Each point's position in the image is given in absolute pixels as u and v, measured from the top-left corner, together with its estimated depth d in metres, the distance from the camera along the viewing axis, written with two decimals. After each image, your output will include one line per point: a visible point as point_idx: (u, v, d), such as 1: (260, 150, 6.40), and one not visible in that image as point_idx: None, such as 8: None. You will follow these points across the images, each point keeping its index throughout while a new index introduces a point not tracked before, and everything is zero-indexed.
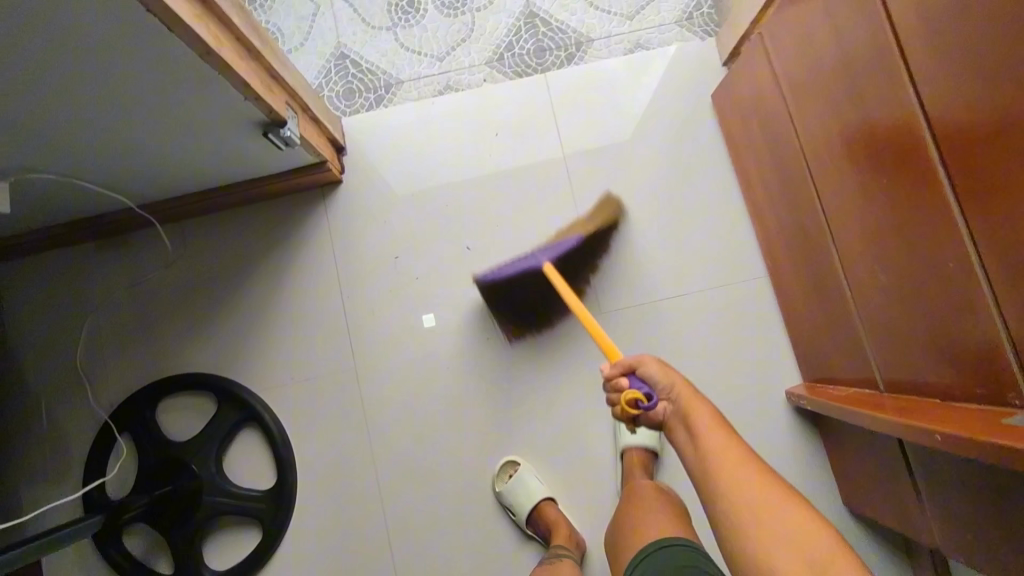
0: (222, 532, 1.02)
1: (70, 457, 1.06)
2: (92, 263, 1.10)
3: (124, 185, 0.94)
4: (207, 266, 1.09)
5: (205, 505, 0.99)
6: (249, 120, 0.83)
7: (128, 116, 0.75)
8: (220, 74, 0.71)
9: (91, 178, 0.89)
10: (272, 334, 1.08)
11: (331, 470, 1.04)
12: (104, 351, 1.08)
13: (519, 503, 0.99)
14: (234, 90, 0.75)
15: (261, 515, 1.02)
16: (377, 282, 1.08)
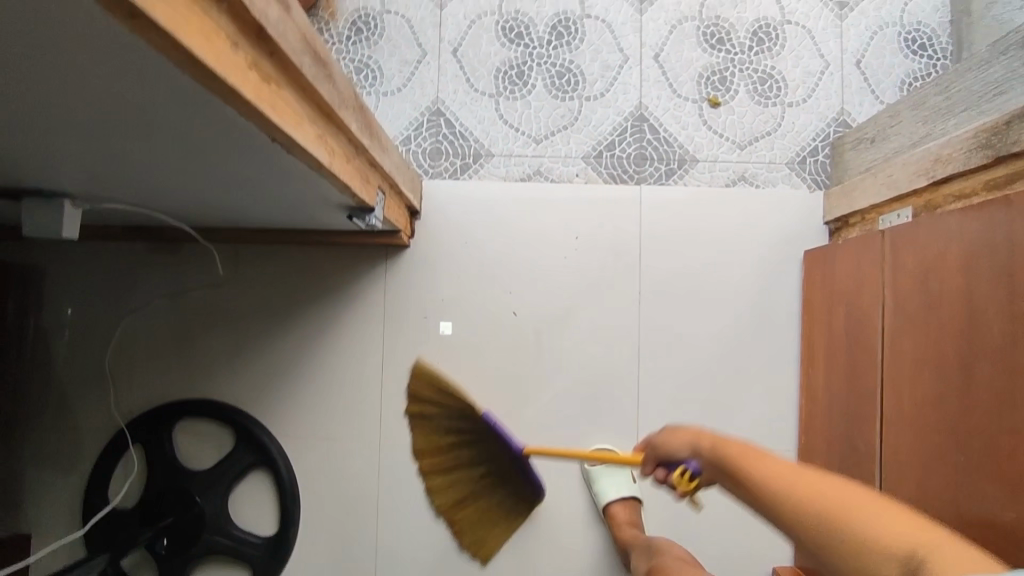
0: (211, 567, 1.02)
1: (76, 454, 1.05)
2: (139, 263, 1.07)
3: (192, 216, 0.90)
4: (252, 297, 1.05)
5: (206, 543, 1.00)
6: (336, 204, 0.78)
7: (216, 181, 0.71)
8: (321, 178, 0.67)
9: (161, 209, 0.85)
10: (301, 382, 1.05)
11: (326, 533, 1.03)
12: (133, 355, 1.06)
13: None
14: (332, 187, 0.70)
15: (254, 561, 1.01)
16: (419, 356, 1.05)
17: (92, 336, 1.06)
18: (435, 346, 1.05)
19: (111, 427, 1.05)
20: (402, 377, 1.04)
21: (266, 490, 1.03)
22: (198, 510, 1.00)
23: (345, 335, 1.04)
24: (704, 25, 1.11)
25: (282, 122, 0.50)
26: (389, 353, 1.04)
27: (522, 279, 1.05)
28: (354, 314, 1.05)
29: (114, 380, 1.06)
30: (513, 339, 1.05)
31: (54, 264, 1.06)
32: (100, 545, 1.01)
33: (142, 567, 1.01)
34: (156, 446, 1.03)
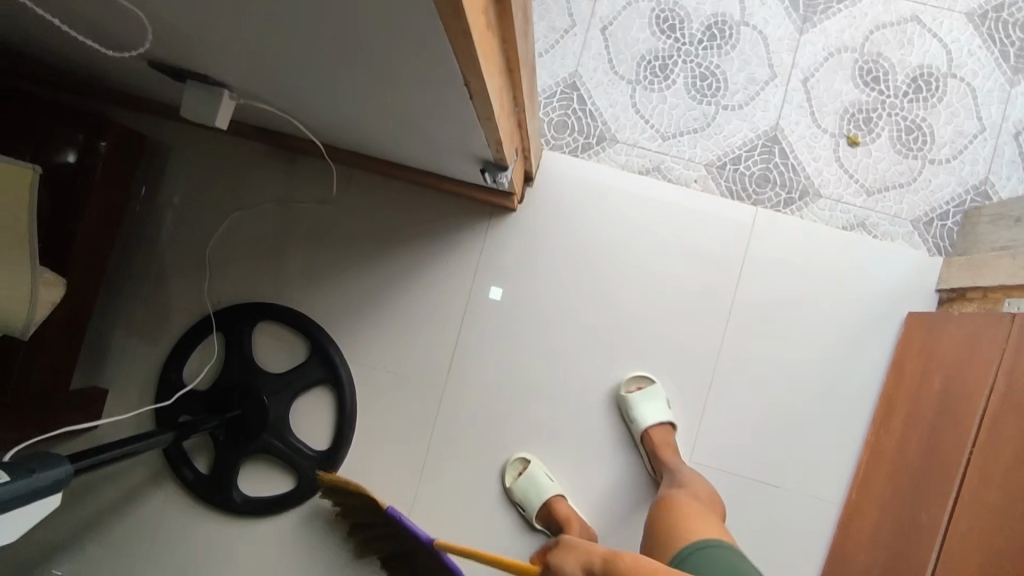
0: (261, 465, 1.06)
1: (162, 326, 1.11)
2: (257, 165, 1.11)
3: (327, 133, 0.93)
4: (356, 223, 1.08)
5: (262, 443, 1.03)
6: (474, 154, 0.79)
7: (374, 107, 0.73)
8: (480, 128, 0.67)
9: (301, 119, 0.88)
10: (381, 313, 1.08)
11: (370, 461, 1.06)
12: (232, 248, 1.11)
13: (533, 491, 1.00)
14: (483, 139, 0.71)
15: (302, 471, 1.03)
16: (499, 318, 1.06)
17: (200, 226, 1.11)
18: (515, 316, 1.06)
19: (198, 313, 1.10)
20: (477, 337, 1.06)
21: (325, 408, 1.07)
22: (262, 410, 1.03)
23: (432, 283, 1.07)
24: (862, 59, 1.07)
25: (484, 71, 0.52)
26: (470, 311, 1.06)
27: (613, 272, 1.05)
28: (445, 265, 1.07)
29: (210, 271, 1.11)
30: (592, 326, 1.05)
31: (179, 147, 1.12)
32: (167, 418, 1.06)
33: (197, 449, 1.06)
34: (235, 339, 1.07)
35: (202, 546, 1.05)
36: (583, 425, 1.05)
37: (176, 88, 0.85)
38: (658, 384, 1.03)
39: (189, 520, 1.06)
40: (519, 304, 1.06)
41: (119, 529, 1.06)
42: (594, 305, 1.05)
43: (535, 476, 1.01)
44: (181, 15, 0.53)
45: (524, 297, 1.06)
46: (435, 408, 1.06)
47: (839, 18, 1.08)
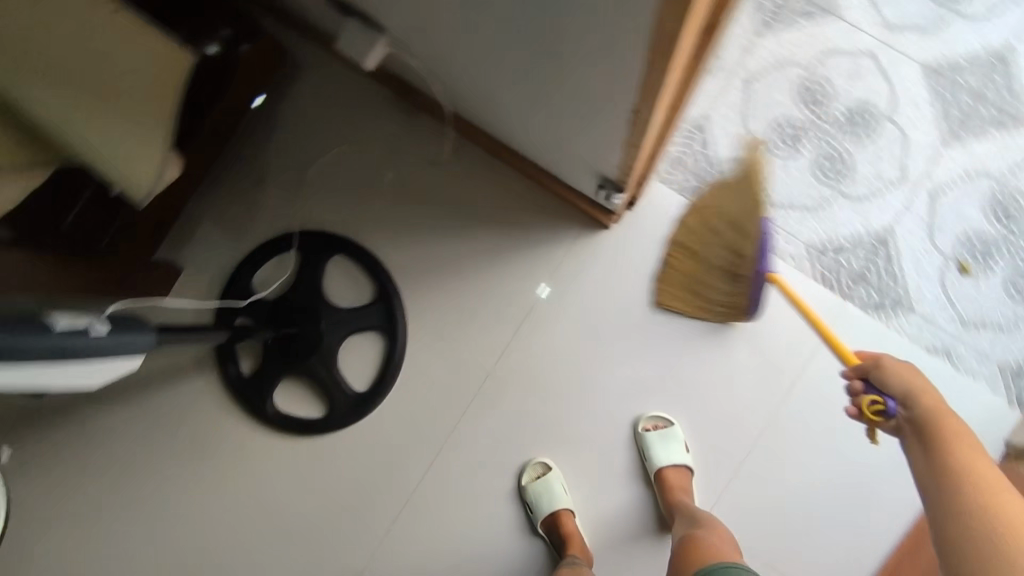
0: (297, 386, 1.10)
1: (248, 231, 1.16)
2: (380, 111, 1.14)
3: (461, 101, 0.95)
4: (456, 192, 1.11)
5: (307, 367, 1.07)
6: (602, 163, 0.80)
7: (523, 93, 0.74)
8: (624, 142, 0.68)
9: (443, 80, 0.91)
10: (453, 284, 1.10)
11: (397, 418, 1.08)
12: (334, 179, 1.15)
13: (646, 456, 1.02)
14: (620, 153, 0.72)
15: (334, 404, 1.07)
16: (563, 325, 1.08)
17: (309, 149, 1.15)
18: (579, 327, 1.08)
19: (284, 228, 1.15)
20: (533, 336, 1.08)
21: (371, 355, 1.09)
22: (317, 336, 1.07)
23: (506, 271, 1.09)
24: (998, 190, 1.04)
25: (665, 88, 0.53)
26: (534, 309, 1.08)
27: (681, 316, 1.07)
28: (525, 258, 1.09)
29: (305, 193, 1.15)
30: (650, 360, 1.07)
31: (312, 72, 1.16)
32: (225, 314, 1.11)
33: (246, 351, 1.11)
34: (310, 263, 1.11)
35: (223, 442, 1.10)
36: (607, 452, 1.05)
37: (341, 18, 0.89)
38: (676, 425, 1.03)
39: (218, 415, 1.11)
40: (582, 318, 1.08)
41: (152, 403, 1.11)
42: (654, 340, 1.07)
43: (551, 486, 1.02)
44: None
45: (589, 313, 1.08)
46: (475, 389, 1.08)
47: (988, 142, 1.05)
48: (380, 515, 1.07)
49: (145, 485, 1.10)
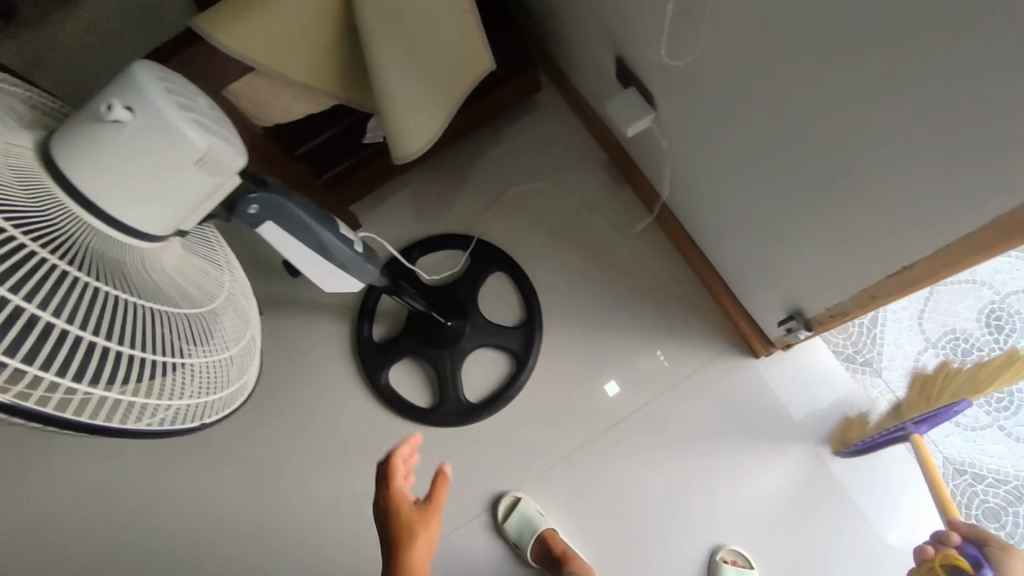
0: (416, 371, 1.15)
1: (427, 216, 1.22)
2: (588, 163, 1.20)
3: (681, 190, 1.00)
4: (628, 266, 1.16)
5: (437, 358, 1.12)
6: (813, 299, 0.82)
7: (774, 206, 0.78)
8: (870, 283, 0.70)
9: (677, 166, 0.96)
10: (592, 345, 1.14)
11: (492, 442, 1.11)
12: (523, 205, 1.21)
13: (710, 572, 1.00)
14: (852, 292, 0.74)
15: (443, 402, 1.11)
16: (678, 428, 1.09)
17: (514, 170, 1.22)
18: (694, 437, 1.09)
19: (461, 228, 1.21)
20: (647, 421, 1.10)
21: (495, 372, 1.13)
22: (459, 335, 1.12)
23: (646, 352, 1.13)
24: None
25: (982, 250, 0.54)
26: (659, 397, 1.11)
27: (796, 467, 1.06)
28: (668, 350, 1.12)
29: (493, 205, 1.21)
30: (748, 499, 1.05)
31: (541, 106, 1.24)
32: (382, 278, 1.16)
33: (387, 317, 1.17)
34: (475, 268, 1.16)
35: (329, 389, 1.15)
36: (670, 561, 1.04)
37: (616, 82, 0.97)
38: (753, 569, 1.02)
39: (336, 365, 1.17)
40: (699, 426, 1.09)
41: (283, 331, 1.19)
42: (760, 478, 1.06)
43: (524, 511, 1.06)
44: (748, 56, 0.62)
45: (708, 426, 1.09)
46: (573, 448, 1.10)
47: None
48: (438, 521, 1.09)
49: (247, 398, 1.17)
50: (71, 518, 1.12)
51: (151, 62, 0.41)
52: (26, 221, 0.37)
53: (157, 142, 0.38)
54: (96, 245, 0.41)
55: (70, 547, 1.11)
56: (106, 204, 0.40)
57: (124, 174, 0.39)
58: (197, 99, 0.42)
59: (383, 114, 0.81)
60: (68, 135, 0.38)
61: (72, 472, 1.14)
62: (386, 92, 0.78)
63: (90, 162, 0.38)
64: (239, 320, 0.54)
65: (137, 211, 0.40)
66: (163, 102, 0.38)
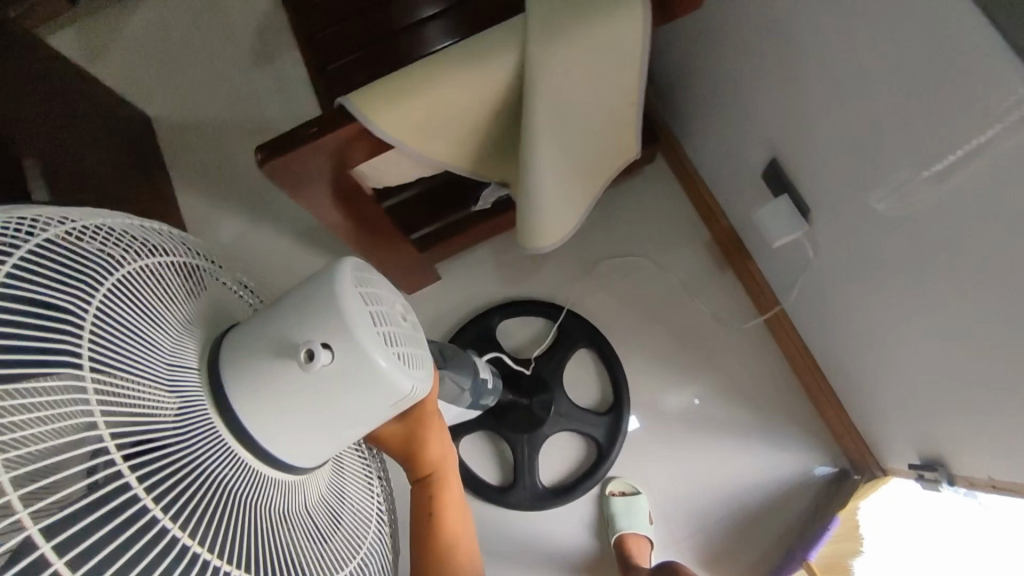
0: (490, 445, 1.07)
1: (511, 280, 1.12)
2: (692, 247, 1.11)
3: (811, 303, 0.90)
4: (726, 363, 1.06)
5: (513, 439, 1.03)
6: (966, 466, 0.73)
7: (949, 365, 0.68)
8: None
9: (816, 280, 0.86)
10: (676, 443, 1.03)
11: (560, 537, 1.02)
12: (615, 282, 1.11)
13: (609, 523, 0.98)
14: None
15: (515, 485, 1.02)
16: (769, 547, 0.97)
17: (609, 241, 1.13)
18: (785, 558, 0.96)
19: (546, 298, 1.11)
20: (737, 535, 0.98)
21: (573, 459, 1.05)
22: (540, 418, 1.02)
23: (740, 456, 1.00)
24: None
25: None
26: (746, 510, 0.99)
27: None
28: (763, 459, 1.00)
29: (583, 276, 1.12)
30: None
31: (646, 177, 1.14)
32: (461, 337, 1.06)
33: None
34: (563, 342, 1.07)
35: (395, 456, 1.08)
36: None
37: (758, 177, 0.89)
38: None
39: None
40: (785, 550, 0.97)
41: None
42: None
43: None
44: (986, 225, 0.53)
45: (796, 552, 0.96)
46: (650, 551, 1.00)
47: None
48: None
49: None
50: None
51: (353, 274, 0.44)
52: (150, 446, 0.35)
53: (345, 374, 0.40)
54: (228, 484, 0.39)
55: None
56: (262, 434, 0.41)
57: (297, 395, 0.41)
58: (391, 314, 0.45)
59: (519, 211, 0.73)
60: (249, 355, 0.41)
61: None
62: (529, 190, 0.70)
63: (260, 389, 0.40)
64: (371, 537, 0.49)
65: (294, 433, 0.41)
66: (360, 337, 0.41)
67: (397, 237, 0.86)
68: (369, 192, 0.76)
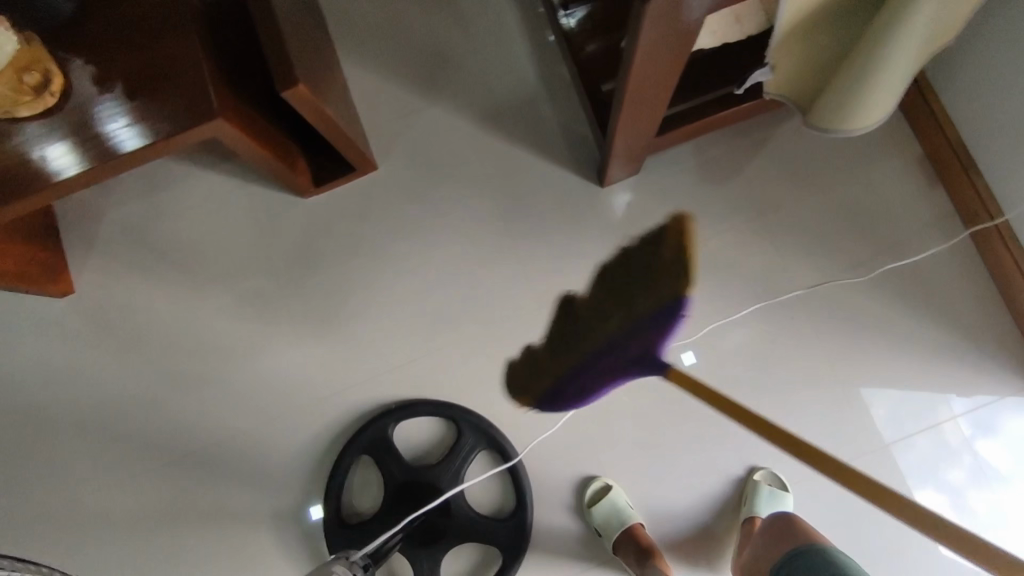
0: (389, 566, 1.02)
1: (717, 185, 1.11)
2: (907, 162, 1.10)
3: None
4: (933, 277, 1.07)
5: (416, 555, 0.99)
6: None
7: None
8: None
9: None
10: (879, 351, 1.06)
11: (760, 428, 1.05)
12: (825, 193, 1.10)
13: (745, 503, 1.00)
14: None
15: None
16: (948, 426, 1.03)
17: (821, 149, 1.11)
18: (962, 436, 1.03)
19: (753, 204, 1.10)
20: (908, 411, 1.04)
21: (769, 361, 1.06)
22: (443, 522, 1.00)
23: (935, 356, 1.05)
24: None
25: None
26: (922, 432, 1.04)
27: None
28: (957, 366, 1.05)
29: (789, 182, 1.10)
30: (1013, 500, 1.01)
31: None
32: (347, 452, 1.02)
33: (366, 482, 1.05)
34: (464, 445, 1.02)
35: (593, 350, 1.07)
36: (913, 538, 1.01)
37: None
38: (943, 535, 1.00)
39: (587, 323, 1.08)
40: (964, 473, 1.02)
41: (548, 274, 1.09)
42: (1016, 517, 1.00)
43: (614, 501, 0.99)
44: None
45: (980, 472, 1.02)
46: (842, 440, 1.04)
47: None
48: (655, 503, 1.02)
49: (489, 332, 1.08)
50: (306, 428, 1.06)
51: None
52: None
53: None
54: None
55: (284, 457, 1.05)
56: None
57: None
58: None
59: (864, 86, 0.77)
60: None
61: (313, 376, 1.07)
62: (896, 51, 0.72)
63: None
64: None
65: None
66: None
67: (663, 99, 0.84)
68: (681, 47, 0.73)
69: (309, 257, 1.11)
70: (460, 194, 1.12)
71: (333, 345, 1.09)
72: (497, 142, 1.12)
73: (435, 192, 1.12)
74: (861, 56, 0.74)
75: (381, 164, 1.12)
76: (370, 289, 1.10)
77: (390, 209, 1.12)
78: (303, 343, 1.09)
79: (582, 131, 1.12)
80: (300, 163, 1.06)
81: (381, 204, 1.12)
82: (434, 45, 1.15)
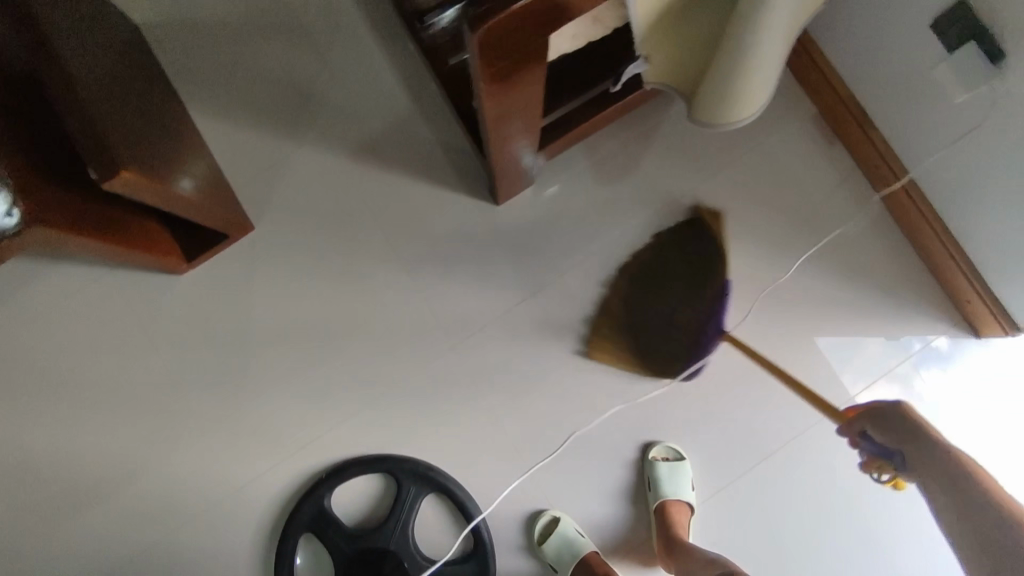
0: None
1: (615, 180, 1.05)
2: (803, 124, 1.06)
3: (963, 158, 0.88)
4: (843, 236, 1.04)
5: None
6: None
7: None
8: None
9: (985, 131, 0.83)
10: (802, 321, 1.03)
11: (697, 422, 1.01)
12: (725, 169, 1.06)
13: (652, 488, 0.97)
14: None
15: None
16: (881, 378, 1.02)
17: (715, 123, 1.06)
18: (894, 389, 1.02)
19: (654, 192, 1.05)
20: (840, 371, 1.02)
21: (697, 354, 1.02)
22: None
23: (857, 313, 1.03)
24: None
25: None
26: (874, 385, 1.02)
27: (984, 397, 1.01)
28: (879, 319, 1.03)
29: (688, 164, 1.06)
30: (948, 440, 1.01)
31: None
32: (288, 530, 0.95)
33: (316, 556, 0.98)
34: (406, 497, 0.97)
35: (518, 374, 1.02)
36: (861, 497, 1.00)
37: (928, 31, 0.84)
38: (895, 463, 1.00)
39: (505, 350, 1.02)
40: (910, 360, 1.02)
41: (454, 304, 1.03)
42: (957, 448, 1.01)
43: (563, 534, 0.95)
44: None
45: (928, 354, 1.02)
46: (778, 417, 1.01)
47: None
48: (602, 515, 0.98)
49: (403, 376, 1.01)
50: (222, 512, 0.98)
51: None
52: None
53: None
54: None
55: (205, 547, 0.98)
56: None
57: None
58: None
59: (736, 76, 0.72)
60: None
61: (224, 457, 0.99)
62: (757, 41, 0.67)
63: None
64: None
65: None
66: None
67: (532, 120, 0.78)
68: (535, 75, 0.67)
69: (196, 335, 1.02)
70: (346, 234, 1.03)
71: (239, 421, 1.00)
72: (378, 174, 1.04)
73: (319, 237, 1.03)
74: (725, 49, 0.69)
75: (256, 218, 1.03)
76: (267, 354, 1.02)
77: (272, 263, 1.03)
78: (207, 424, 1.00)
79: (466, 144, 1.04)
80: (162, 238, 0.96)
81: (262, 260, 1.03)
82: (291, 76, 1.05)
